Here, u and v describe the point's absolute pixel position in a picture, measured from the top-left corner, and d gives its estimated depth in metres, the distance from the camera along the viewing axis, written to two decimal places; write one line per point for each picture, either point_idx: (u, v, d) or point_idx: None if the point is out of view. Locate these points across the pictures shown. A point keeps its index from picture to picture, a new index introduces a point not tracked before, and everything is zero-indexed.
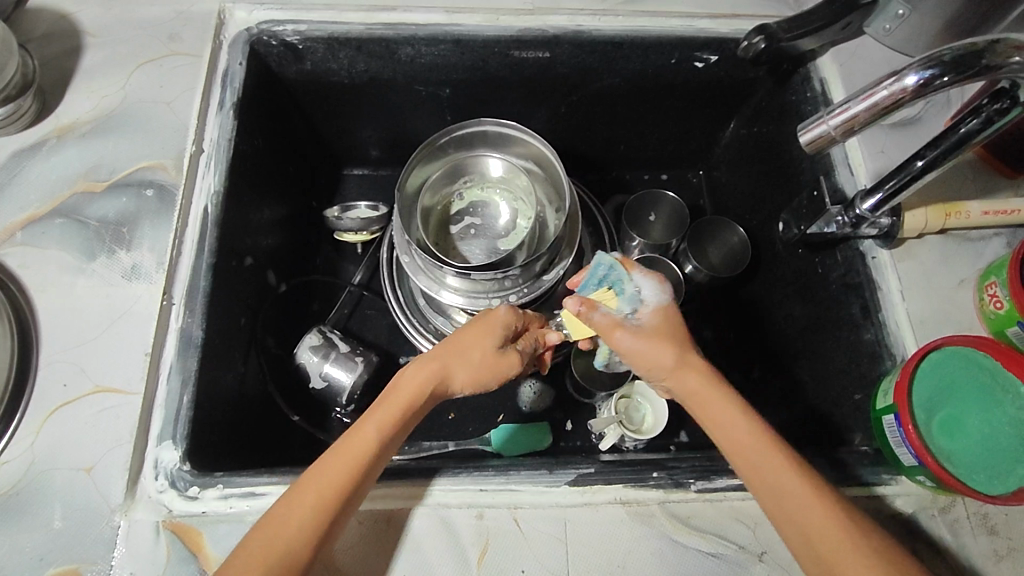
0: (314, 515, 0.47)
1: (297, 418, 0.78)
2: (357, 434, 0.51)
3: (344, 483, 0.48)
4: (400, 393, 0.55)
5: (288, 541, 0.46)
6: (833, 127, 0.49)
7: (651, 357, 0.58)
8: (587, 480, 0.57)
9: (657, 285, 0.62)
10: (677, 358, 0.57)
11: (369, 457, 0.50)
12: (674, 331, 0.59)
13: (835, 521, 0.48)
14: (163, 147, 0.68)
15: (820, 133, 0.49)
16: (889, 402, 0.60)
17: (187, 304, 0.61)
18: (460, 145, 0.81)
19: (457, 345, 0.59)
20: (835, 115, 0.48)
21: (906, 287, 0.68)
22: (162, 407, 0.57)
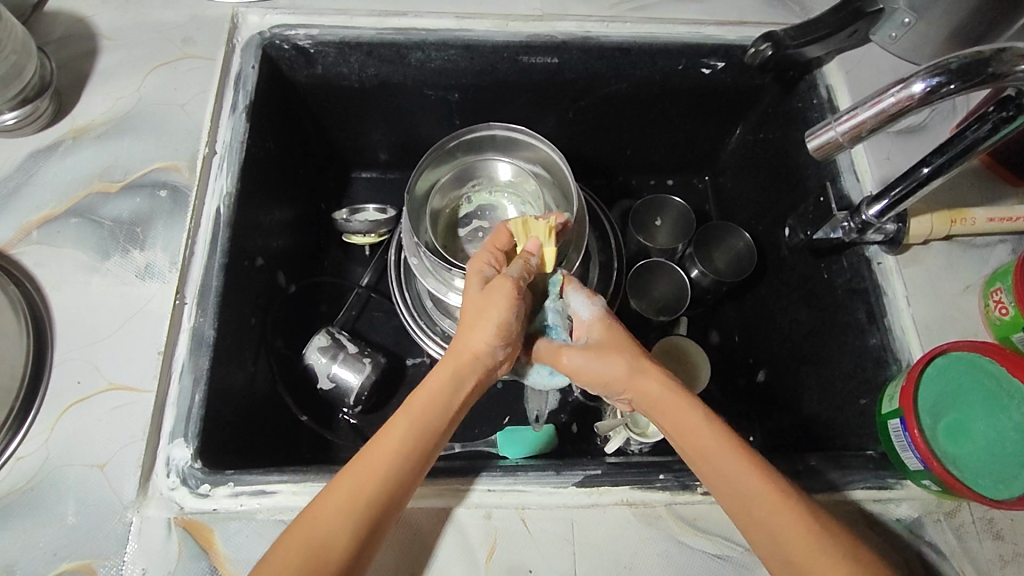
0: (356, 515, 0.48)
1: (306, 418, 0.79)
2: (381, 437, 0.52)
3: (387, 477, 0.50)
4: (433, 386, 0.56)
5: (330, 543, 0.47)
6: (841, 133, 0.49)
7: (602, 371, 0.60)
8: (594, 482, 0.57)
9: (587, 300, 0.65)
10: (628, 367, 0.60)
11: (394, 459, 0.51)
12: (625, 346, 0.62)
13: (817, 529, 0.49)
14: (178, 149, 0.69)
15: (828, 139, 0.50)
16: (894, 407, 0.61)
17: (199, 304, 0.62)
18: (468, 149, 0.83)
19: (473, 317, 0.59)
20: (843, 121, 0.49)
21: (911, 292, 0.68)
22: (174, 405, 0.57)
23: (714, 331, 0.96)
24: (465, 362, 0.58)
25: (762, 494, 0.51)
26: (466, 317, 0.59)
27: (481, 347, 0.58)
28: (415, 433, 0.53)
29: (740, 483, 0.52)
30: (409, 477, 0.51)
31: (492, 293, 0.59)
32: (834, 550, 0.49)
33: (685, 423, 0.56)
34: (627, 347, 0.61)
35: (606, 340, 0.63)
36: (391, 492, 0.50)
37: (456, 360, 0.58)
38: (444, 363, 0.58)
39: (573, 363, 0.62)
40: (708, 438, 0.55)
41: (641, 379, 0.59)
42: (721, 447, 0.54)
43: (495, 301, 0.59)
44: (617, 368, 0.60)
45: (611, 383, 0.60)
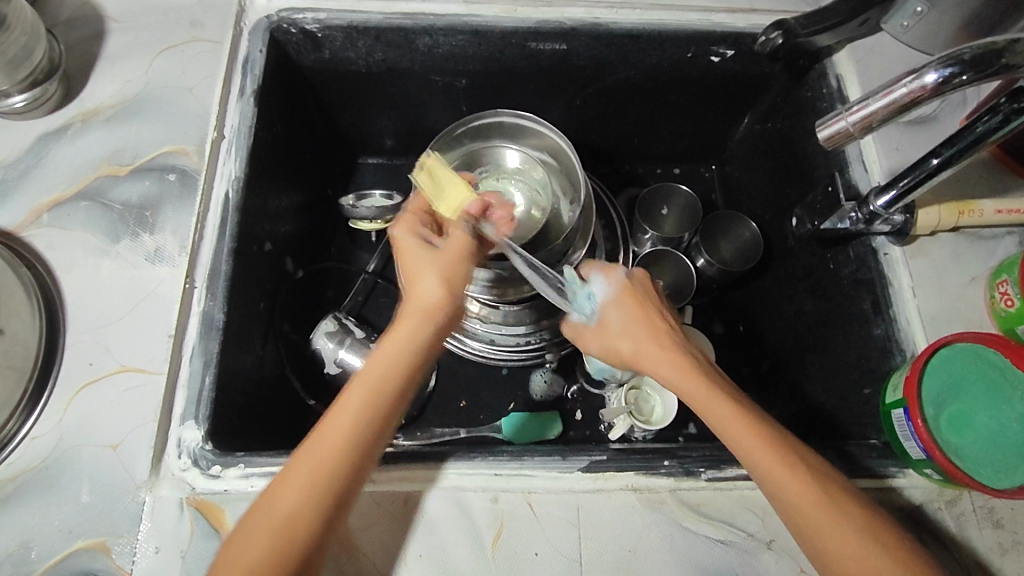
0: (315, 491, 0.48)
1: (313, 402, 0.78)
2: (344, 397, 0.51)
3: (342, 450, 0.49)
4: (388, 346, 0.53)
5: (294, 518, 0.47)
6: (852, 123, 0.49)
7: (614, 350, 0.63)
8: (599, 467, 0.58)
9: (606, 279, 0.66)
10: (636, 347, 0.61)
11: (357, 423, 0.50)
12: (633, 321, 0.62)
13: (826, 504, 0.51)
14: (186, 132, 0.69)
15: (839, 128, 0.50)
16: (897, 397, 0.61)
17: (209, 288, 0.62)
18: (476, 135, 0.83)
19: (421, 272, 0.57)
20: (855, 111, 0.49)
21: (917, 283, 0.69)
22: (184, 388, 0.58)
23: (719, 321, 0.95)
24: (421, 320, 0.55)
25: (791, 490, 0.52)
26: (413, 272, 0.58)
27: (434, 301, 0.56)
28: (371, 398, 0.51)
29: (750, 457, 0.53)
30: (366, 444, 0.50)
31: (440, 249, 0.59)
32: (839, 516, 0.51)
33: (685, 393, 0.57)
34: (640, 326, 0.62)
35: (618, 318, 0.63)
36: (350, 461, 0.49)
37: (412, 316, 0.55)
38: (405, 319, 0.55)
39: (594, 345, 0.65)
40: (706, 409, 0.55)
41: (648, 356, 0.60)
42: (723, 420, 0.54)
43: (440, 258, 0.58)
44: (626, 347, 0.61)
45: (623, 363, 0.63)
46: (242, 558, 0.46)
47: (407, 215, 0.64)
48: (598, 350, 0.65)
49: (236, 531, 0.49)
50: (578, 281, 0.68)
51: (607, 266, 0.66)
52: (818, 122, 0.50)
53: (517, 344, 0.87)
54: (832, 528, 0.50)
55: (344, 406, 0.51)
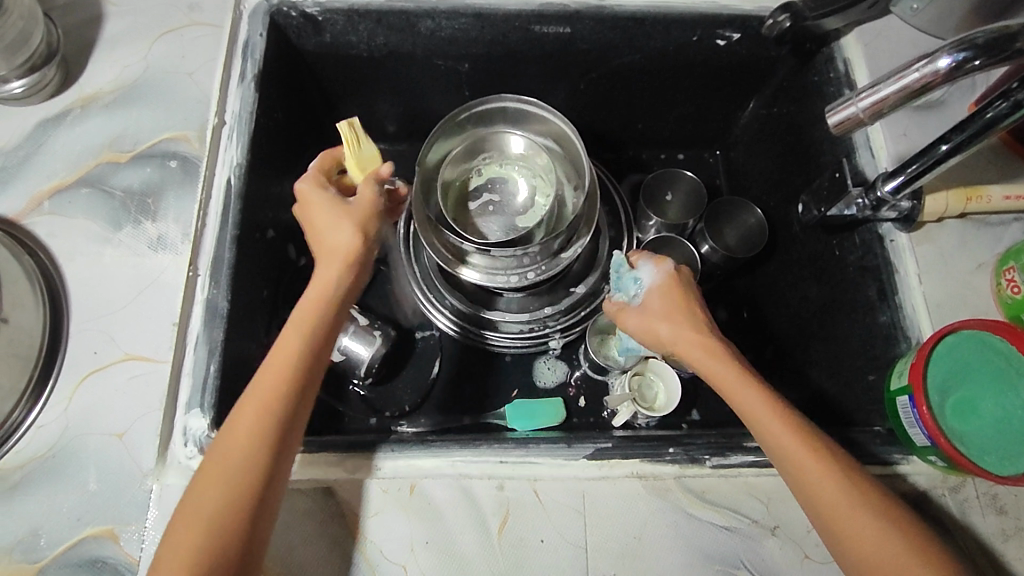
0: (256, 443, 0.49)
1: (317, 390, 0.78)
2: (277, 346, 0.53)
3: (275, 397, 0.51)
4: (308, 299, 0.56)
5: (239, 471, 0.48)
6: (862, 109, 0.48)
7: (651, 333, 0.65)
8: (604, 455, 0.58)
9: (654, 267, 0.67)
10: (675, 331, 0.63)
11: (290, 367, 0.52)
12: (676, 308, 0.64)
13: (854, 494, 0.52)
14: (187, 118, 0.68)
15: (850, 114, 0.49)
16: (903, 383, 0.61)
17: (213, 276, 0.62)
18: (479, 121, 0.81)
19: (329, 221, 0.59)
20: (865, 97, 0.48)
21: (923, 269, 0.68)
22: (190, 376, 0.58)
23: (722, 308, 0.94)
24: (331, 267, 0.57)
25: (816, 477, 0.53)
26: (322, 226, 0.59)
27: (348, 246, 0.58)
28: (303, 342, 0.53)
29: (780, 443, 0.55)
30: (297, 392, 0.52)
31: (352, 203, 0.60)
32: (858, 504, 0.52)
33: (718, 377, 0.60)
34: (682, 314, 0.64)
35: (661, 305, 0.65)
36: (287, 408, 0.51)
37: (329, 265, 0.57)
38: (322, 267, 0.57)
39: (631, 324, 0.66)
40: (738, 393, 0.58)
41: (686, 342, 0.62)
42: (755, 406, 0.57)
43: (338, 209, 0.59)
44: (665, 331, 0.63)
45: (660, 344, 0.64)
46: (199, 510, 0.47)
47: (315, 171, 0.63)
48: (635, 330, 0.66)
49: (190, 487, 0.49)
50: (626, 266, 0.70)
51: (657, 256, 0.68)
52: (828, 108, 0.50)
53: (520, 331, 0.86)
54: (855, 517, 0.52)
55: (275, 358, 0.53)
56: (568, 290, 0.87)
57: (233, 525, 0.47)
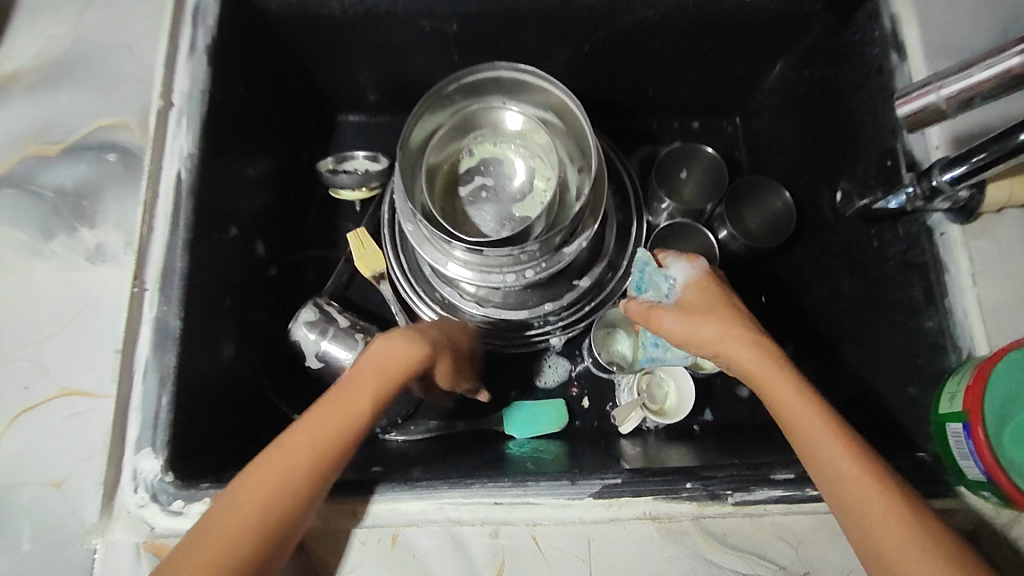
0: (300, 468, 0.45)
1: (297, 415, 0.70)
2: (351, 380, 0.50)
3: (345, 424, 0.48)
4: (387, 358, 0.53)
5: (277, 494, 0.44)
6: (941, 98, 0.42)
7: (692, 334, 0.55)
8: (612, 492, 0.52)
9: (687, 264, 0.61)
10: (721, 331, 0.54)
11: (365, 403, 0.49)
12: (712, 305, 0.57)
13: (922, 536, 0.44)
14: (126, 100, 0.58)
15: (925, 103, 0.42)
16: (956, 408, 0.53)
17: (162, 291, 0.53)
18: (469, 93, 0.70)
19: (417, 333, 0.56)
20: (947, 84, 0.42)
21: (977, 269, 0.58)
22: (139, 411, 0.50)
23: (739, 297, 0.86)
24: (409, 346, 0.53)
25: (878, 506, 0.45)
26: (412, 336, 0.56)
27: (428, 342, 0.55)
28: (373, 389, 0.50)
29: (833, 464, 0.47)
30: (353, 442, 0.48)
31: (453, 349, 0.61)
32: (925, 543, 0.43)
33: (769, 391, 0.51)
34: (723, 312, 0.55)
35: (699, 302, 0.57)
36: (344, 445, 0.47)
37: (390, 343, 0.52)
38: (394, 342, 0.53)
39: (664, 323, 0.57)
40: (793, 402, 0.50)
41: (735, 343, 0.53)
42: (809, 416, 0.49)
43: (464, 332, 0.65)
44: (709, 332, 0.54)
45: (697, 346, 0.55)
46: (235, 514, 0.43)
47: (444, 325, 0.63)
48: (671, 331, 0.56)
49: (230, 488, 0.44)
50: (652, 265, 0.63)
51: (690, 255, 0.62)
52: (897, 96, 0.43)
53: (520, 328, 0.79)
54: (919, 561, 0.43)
55: (336, 401, 0.49)
56: (572, 282, 0.75)
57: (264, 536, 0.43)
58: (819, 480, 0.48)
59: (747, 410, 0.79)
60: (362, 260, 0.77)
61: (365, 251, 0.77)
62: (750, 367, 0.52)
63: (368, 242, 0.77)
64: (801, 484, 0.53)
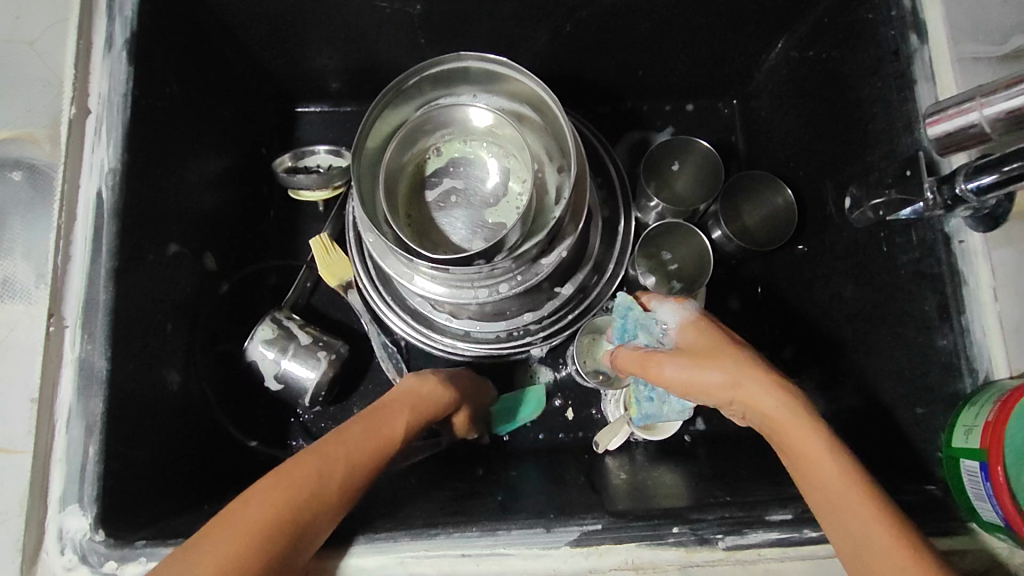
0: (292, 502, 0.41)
1: (256, 444, 0.66)
2: (350, 428, 0.48)
3: (338, 471, 0.45)
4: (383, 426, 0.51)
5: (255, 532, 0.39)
6: (986, 117, 0.42)
7: (698, 381, 0.49)
8: (591, 540, 0.47)
9: (677, 307, 0.57)
10: (732, 374, 0.48)
11: (363, 453, 0.47)
12: (715, 343, 0.51)
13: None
14: (33, 108, 0.50)
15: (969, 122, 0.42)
16: (973, 444, 0.48)
17: (86, 327, 0.48)
18: (435, 85, 0.64)
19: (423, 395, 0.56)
20: (992, 104, 0.42)
21: (1000, 283, 0.52)
22: (62, 462, 0.46)
23: (735, 296, 0.80)
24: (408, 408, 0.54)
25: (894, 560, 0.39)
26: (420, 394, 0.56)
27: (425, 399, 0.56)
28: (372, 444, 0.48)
29: (854, 522, 0.41)
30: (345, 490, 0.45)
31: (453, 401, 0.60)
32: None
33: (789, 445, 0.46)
34: (731, 351, 0.50)
35: (701, 344, 0.52)
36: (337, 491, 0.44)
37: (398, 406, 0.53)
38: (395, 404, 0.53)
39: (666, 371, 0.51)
40: (814, 456, 0.44)
41: (750, 386, 0.48)
42: (832, 471, 0.43)
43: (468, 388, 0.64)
44: (718, 377, 0.48)
45: (705, 392, 0.49)
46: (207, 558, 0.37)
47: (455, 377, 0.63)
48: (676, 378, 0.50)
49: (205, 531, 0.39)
50: (638, 309, 0.60)
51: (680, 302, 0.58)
52: (936, 116, 0.43)
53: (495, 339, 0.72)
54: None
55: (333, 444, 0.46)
56: (553, 286, 0.67)
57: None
58: (841, 541, 0.42)
59: None
60: (328, 268, 0.71)
61: (330, 258, 0.71)
62: (770, 414, 0.47)
63: (333, 249, 0.71)
64: (799, 525, 0.48)
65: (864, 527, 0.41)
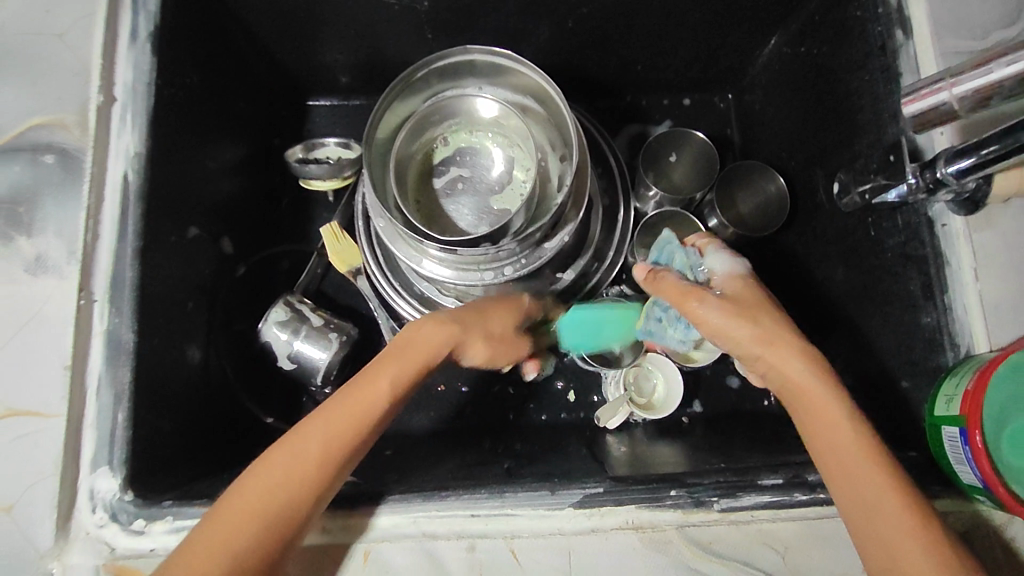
0: (299, 480, 0.43)
1: (271, 420, 0.68)
2: (360, 387, 0.46)
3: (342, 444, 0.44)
4: (358, 397, 0.46)
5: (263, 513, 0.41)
6: (958, 95, 0.43)
7: (732, 331, 0.50)
8: (594, 502, 0.50)
9: (728, 258, 0.56)
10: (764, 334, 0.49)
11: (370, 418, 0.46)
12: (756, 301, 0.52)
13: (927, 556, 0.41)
14: (63, 96, 0.53)
15: (942, 101, 0.44)
16: (953, 411, 0.51)
17: (113, 302, 0.50)
18: (443, 77, 0.66)
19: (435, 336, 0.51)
20: (963, 82, 0.43)
21: (981, 263, 0.55)
22: (93, 429, 0.48)
23: None
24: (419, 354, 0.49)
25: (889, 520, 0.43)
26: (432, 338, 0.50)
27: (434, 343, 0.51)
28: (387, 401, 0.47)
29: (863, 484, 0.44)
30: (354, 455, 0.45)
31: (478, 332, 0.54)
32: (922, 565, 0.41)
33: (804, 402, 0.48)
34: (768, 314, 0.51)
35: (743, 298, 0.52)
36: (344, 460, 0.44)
37: (408, 354, 0.49)
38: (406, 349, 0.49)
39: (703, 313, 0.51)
40: (831, 418, 0.47)
41: (781, 351, 0.49)
42: (847, 433, 0.46)
43: (484, 326, 0.55)
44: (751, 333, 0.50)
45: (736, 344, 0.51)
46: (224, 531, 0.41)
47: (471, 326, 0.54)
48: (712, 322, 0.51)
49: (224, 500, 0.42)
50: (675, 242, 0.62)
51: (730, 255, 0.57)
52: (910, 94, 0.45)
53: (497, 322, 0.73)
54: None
55: (339, 409, 0.45)
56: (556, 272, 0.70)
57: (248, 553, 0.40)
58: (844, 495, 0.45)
59: (737, 400, 0.77)
60: (339, 255, 0.73)
61: (339, 245, 0.74)
62: (796, 378, 0.48)
63: (343, 236, 0.74)
64: (790, 489, 0.51)
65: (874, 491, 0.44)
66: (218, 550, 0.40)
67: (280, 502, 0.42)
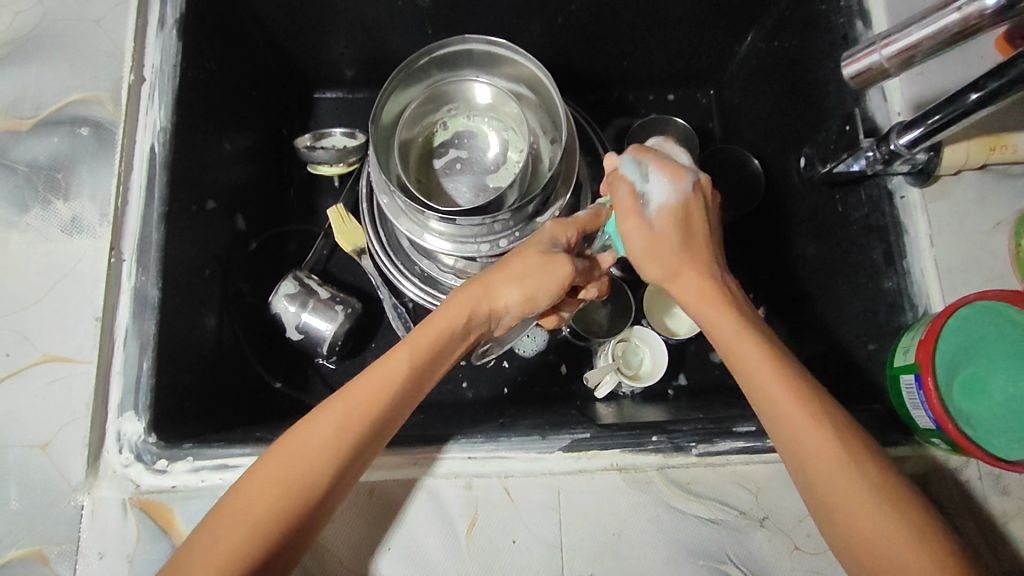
0: (328, 452, 0.46)
1: (279, 384, 0.73)
2: (385, 362, 0.50)
3: (363, 418, 0.47)
4: (376, 377, 0.49)
5: (295, 487, 0.45)
6: (887, 57, 0.41)
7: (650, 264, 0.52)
8: (581, 446, 0.54)
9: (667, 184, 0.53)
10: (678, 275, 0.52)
11: (393, 392, 0.49)
12: (682, 239, 0.52)
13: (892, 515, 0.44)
14: (97, 76, 0.58)
15: (871, 63, 0.41)
16: (909, 360, 0.55)
17: (139, 261, 0.55)
18: (442, 66, 0.71)
19: (465, 300, 0.54)
20: (893, 42, 0.40)
21: (935, 231, 0.60)
22: (119, 375, 0.52)
23: None
24: (448, 320, 0.52)
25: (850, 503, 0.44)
26: (461, 303, 0.53)
27: (464, 310, 0.53)
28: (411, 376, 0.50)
29: (796, 446, 0.46)
30: (379, 428, 0.48)
31: (515, 276, 0.55)
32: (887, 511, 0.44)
33: (725, 341, 0.49)
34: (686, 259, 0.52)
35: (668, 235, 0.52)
36: (370, 431, 0.48)
37: (438, 323, 0.52)
38: (438, 319, 0.52)
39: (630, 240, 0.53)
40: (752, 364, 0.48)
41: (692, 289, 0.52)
42: (768, 379, 0.47)
43: (502, 275, 0.55)
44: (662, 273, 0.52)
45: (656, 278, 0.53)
46: (257, 499, 0.45)
47: (501, 282, 0.55)
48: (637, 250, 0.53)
49: (255, 468, 0.46)
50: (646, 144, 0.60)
51: (673, 173, 0.53)
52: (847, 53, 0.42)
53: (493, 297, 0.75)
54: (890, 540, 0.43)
55: (365, 386, 0.48)
56: None
57: (283, 517, 0.44)
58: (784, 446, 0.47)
59: (719, 374, 0.81)
60: (345, 235, 0.77)
61: (346, 226, 0.77)
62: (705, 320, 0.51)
63: (349, 218, 0.78)
64: (762, 436, 0.55)
65: (819, 462, 0.45)
66: (254, 515, 0.44)
67: (309, 474, 0.45)
